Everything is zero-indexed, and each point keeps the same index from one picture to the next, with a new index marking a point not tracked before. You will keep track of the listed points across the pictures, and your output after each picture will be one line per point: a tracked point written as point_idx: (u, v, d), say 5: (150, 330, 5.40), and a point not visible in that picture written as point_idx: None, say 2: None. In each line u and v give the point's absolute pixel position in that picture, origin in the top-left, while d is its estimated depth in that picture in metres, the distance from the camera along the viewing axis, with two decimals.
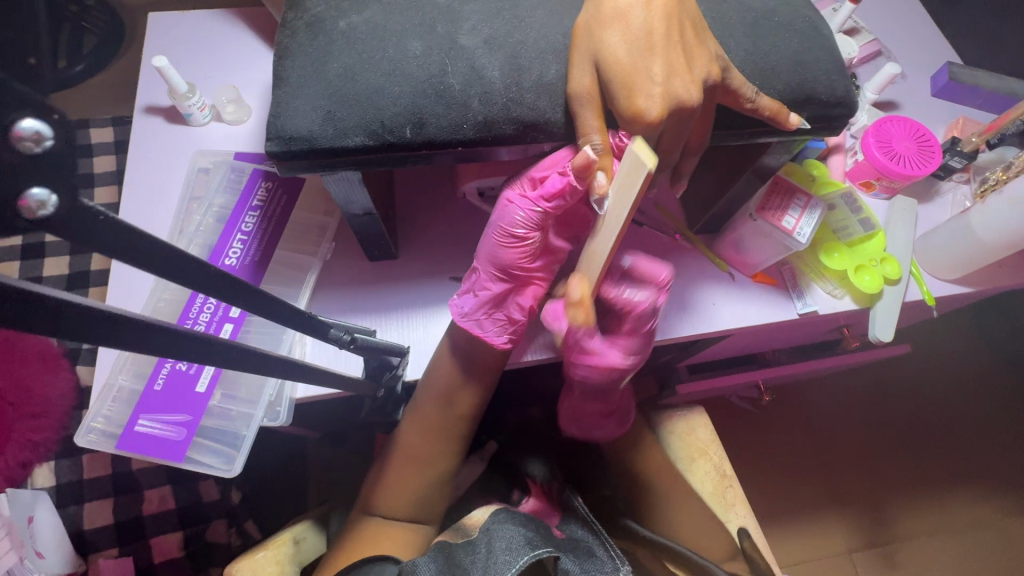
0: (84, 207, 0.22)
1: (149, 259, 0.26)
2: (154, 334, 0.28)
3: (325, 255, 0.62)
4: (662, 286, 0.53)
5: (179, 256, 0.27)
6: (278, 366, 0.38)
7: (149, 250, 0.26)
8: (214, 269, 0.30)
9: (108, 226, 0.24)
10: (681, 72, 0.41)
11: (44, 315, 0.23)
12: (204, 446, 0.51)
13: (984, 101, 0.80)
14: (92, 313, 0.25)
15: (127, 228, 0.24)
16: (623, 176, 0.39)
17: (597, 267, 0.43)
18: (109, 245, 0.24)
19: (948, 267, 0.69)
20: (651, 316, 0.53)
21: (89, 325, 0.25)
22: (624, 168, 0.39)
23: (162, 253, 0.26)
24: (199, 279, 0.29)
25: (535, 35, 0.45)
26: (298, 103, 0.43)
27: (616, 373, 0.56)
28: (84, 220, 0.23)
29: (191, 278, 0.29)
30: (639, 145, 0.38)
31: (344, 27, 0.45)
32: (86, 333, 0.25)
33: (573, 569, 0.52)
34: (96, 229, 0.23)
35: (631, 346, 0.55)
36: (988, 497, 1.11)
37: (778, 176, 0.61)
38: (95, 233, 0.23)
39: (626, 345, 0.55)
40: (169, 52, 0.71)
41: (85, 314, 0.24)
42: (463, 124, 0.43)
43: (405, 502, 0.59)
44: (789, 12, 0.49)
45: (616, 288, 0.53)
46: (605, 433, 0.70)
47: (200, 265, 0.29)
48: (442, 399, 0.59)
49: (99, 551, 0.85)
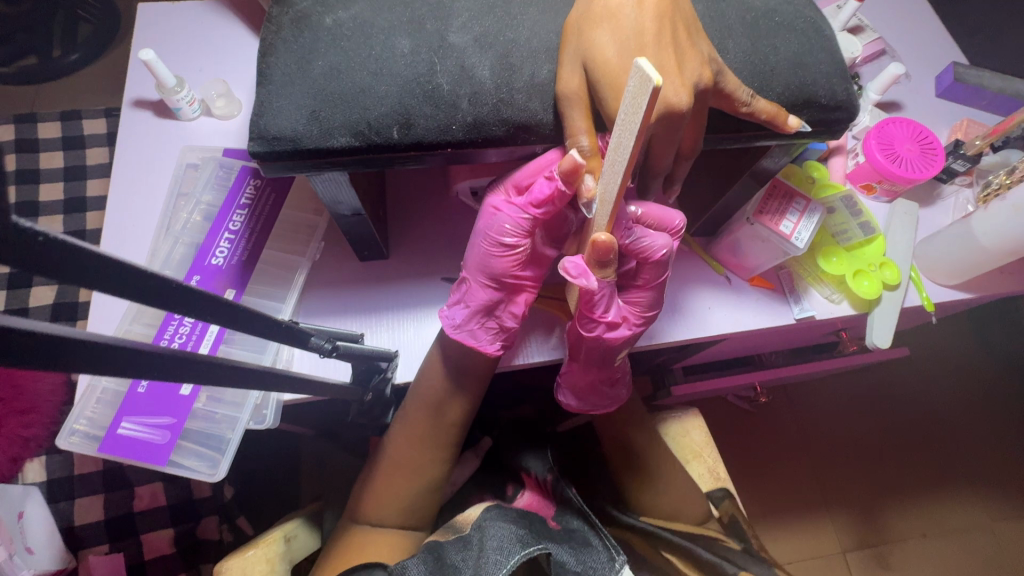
0: (22, 228, 0.21)
1: (106, 280, 0.25)
2: (131, 356, 0.26)
3: (314, 254, 0.61)
4: (676, 231, 0.52)
5: (144, 274, 0.26)
6: (264, 380, 0.36)
7: (106, 271, 0.25)
8: (184, 286, 0.29)
9: (54, 248, 0.22)
10: (673, 74, 0.40)
11: (10, 345, 0.22)
12: (188, 449, 0.51)
13: (988, 102, 0.79)
14: (55, 339, 0.23)
15: (83, 250, 0.23)
16: (629, 97, 0.32)
17: (607, 213, 0.41)
18: (59, 267, 0.23)
19: (947, 272, 0.68)
20: (665, 266, 0.51)
21: (59, 350, 0.23)
22: (629, 92, 0.32)
23: (122, 273, 0.25)
24: (169, 297, 0.28)
25: (527, 33, 0.44)
26: (282, 102, 0.41)
27: (629, 324, 0.54)
28: (28, 243, 0.21)
29: (156, 295, 0.27)
30: (644, 61, 0.30)
31: (330, 23, 0.44)
32: (54, 360, 0.23)
33: (568, 560, 0.52)
34: (39, 251, 0.22)
35: (645, 301, 0.54)
36: (983, 499, 1.11)
37: (776, 179, 0.60)
38: (41, 254, 0.22)
39: (639, 301, 0.53)
40: (157, 43, 0.70)
41: (53, 342, 0.23)
42: (452, 125, 0.42)
43: (393, 508, 0.58)
44: (790, 11, 0.48)
45: (629, 237, 0.49)
46: (612, 399, 0.61)
47: (167, 282, 0.28)
48: (432, 406, 0.58)
49: (89, 547, 0.84)
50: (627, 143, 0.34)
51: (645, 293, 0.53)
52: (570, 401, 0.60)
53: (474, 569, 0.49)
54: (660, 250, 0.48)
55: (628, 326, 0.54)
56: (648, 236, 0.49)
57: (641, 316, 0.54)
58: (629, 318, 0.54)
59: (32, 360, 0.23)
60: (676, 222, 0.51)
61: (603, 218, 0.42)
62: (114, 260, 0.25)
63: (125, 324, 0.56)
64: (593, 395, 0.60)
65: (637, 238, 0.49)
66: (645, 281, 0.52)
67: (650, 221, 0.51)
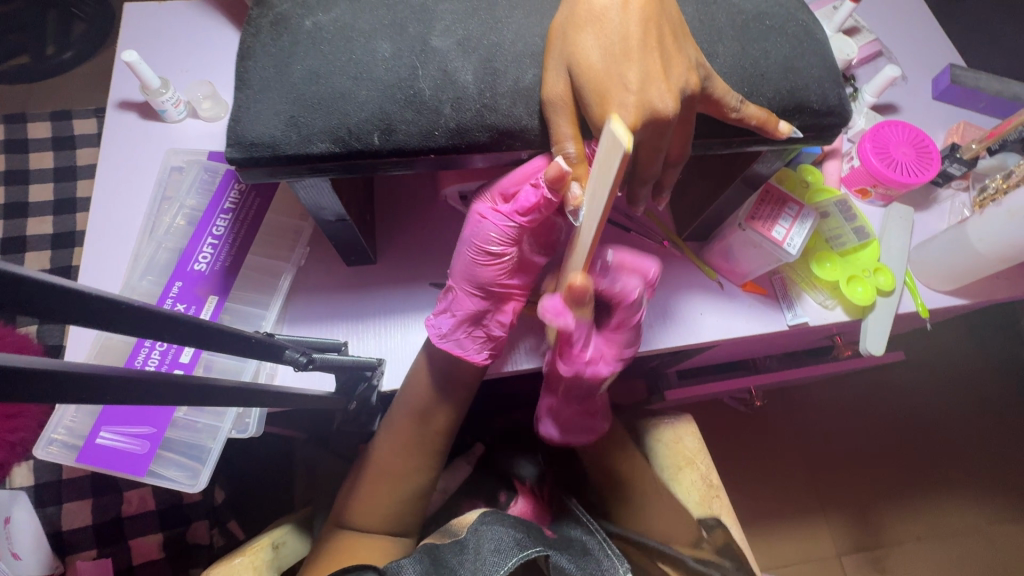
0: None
1: (49, 307, 0.24)
2: (92, 383, 0.25)
3: (299, 260, 0.60)
4: (649, 278, 0.52)
5: (90, 297, 0.25)
6: (240, 396, 0.35)
7: (46, 294, 0.23)
8: (136, 306, 0.27)
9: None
10: (658, 80, 0.39)
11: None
12: (168, 459, 0.50)
13: (986, 105, 0.78)
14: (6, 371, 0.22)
15: (20, 276, 0.22)
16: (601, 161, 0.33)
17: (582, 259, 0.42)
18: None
19: (942, 278, 0.67)
20: (638, 307, 0.52)
21: (16, 382, 0.22)
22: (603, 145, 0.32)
23: (65, 297, 0.24)
24: (120, 320, 0.27)
25: (511, 37, 0.43)
26: (260, 107, 0.41)
27: (606, 363, 0.54)
28: None
29: (110, 318, 0.27)
30: (616, 125, 0.31)
31: (310, 26, 0.43)
32: (24, 394, 0.23)
33: (569, 565, 0.50)
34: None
35: (622, 341, 0.54)
36: (979, 503, 1.10)
37: (769, 184, 0.59)
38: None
39: (615, 342, 0.54)
40: (143, 44, 0.69)
41: (10, 375, 0.22)
42: (435, 131, 0.41)
43: (378, 517, 0.57)
44: (781, 14, 0.47)
45: (603, 279, 0.51)
46: (588, 434, 0.64)
47: (116, 304, 0.27)
48: (418, 414, 0.57)
49: (77, 552, 0.83)
50: (603, 195, 0.34)
51: (619, 334, 0.54)
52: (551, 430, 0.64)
53: (470, 571, 0.49)
54: (632, 293, 0.50)
55: (606, 364, 0.54)
56: (620, 280, 0.51)
57: (618, 354, 0.54)
58: (606, 355, 0.54)
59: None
60: (649, 272, 0.52)
61: (579, 261, 0.43)
62: (59, 286, 0.24)
63: (106, 330, 0.55)
64: (574, 427, 0.64)
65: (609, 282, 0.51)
66: (619, 324, 0.53)
67: (626, 266, 0.52)
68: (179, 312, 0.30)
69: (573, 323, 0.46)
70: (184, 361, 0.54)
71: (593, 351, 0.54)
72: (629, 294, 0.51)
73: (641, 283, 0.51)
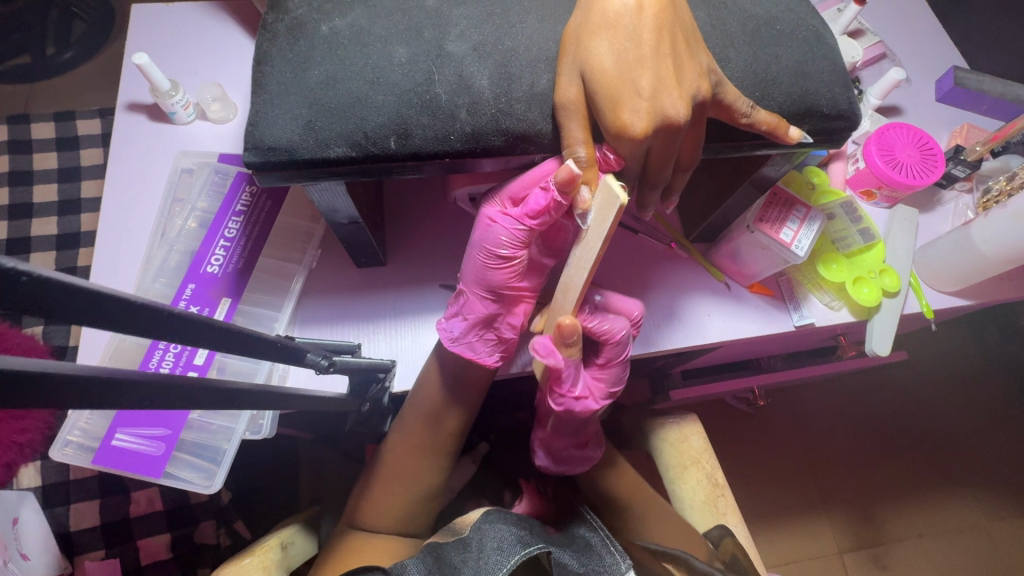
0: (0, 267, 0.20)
1: (92, 313, 0.24)
2: (111, 387, 0.25)
3: (310, 262, 0.60)
4: (635, 319, 0.55)
5: (131, 304, 0.25)
6: (254, 401, 0.35)
7: (87, 302, 0.24)
8: (172, 312, 0.28)
9: (32, 286, 0.21)
10: (670, 85, 0.39)
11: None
12: (183, 460, 0.51)
13: (989, 107, 0.78)
14: (31, 376, 0.22)
15: (65, 285, 0.22)
16: (596, 210, 0.40)
17: (573, 298, 0.45)
18: (32, 303, 0.22)
19: (947, 279, 0.67)
20: (625, 346, 0.54)
21: (37, 386, 0.22)
22: (596, 205, 0.40)
23: (106, 304, 0.24)
24: (156, 325, 0.27)
25: (526, 42, 0.43)
26: (277, 112, 0.41)
27: (591, 400, 0.54)
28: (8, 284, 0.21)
29: (147, 326, 0.27)
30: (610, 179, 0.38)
31: (326, 30, 0.43)
32: (51, 398, 0.23)
33: (570, 562, 0.50)
34: (16, 289, 0.21)
35: (608, 378, 0.55)
36: (980, 501, 1.11)
37: (777, 187, 0.59)
38: (15, 293, 0.21)
39: (602, 380, 0.55)
40: (151, 46, 0.69)
41: (35, 380, 0.22)
42: (451, 135, 0.41)
43: (390, 516, 0.57)
44: (792, 19, 0.47)
45: (591, 317, 0.53)
46: (580, 463, 0.64)
47: (155, 310, 0.27)
48: (430, 415, 0.58)
49: (85, 553, 0.84)
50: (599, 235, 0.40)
51: (607, 371, 0.55)
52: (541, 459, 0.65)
53: (474, 569, 0.49)
54: (617, 333, 0.51)
55: (595, 400, 0.54)
56: (607, 319, 0.53)
57: (606, 390, 0.54)
58: (596, 391, 0.54)
59: (9, 401, 0.22)
60: (634, 312, 0.55)
61: (569, 303, 0.46)
62: (101, 293, 0.24)
63: (120, 333, 0.55)
64: (566, 459, 0.64)
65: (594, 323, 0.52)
66: (605, 361, 0.54)
67: (614, 306, 0.55)
68: (212, 318, 0.30)
69: (562, 360, 0.48)
70: (199, 363, 0.55)
71: (582, 387, 0.54)
72: (616, 333, 0.53)
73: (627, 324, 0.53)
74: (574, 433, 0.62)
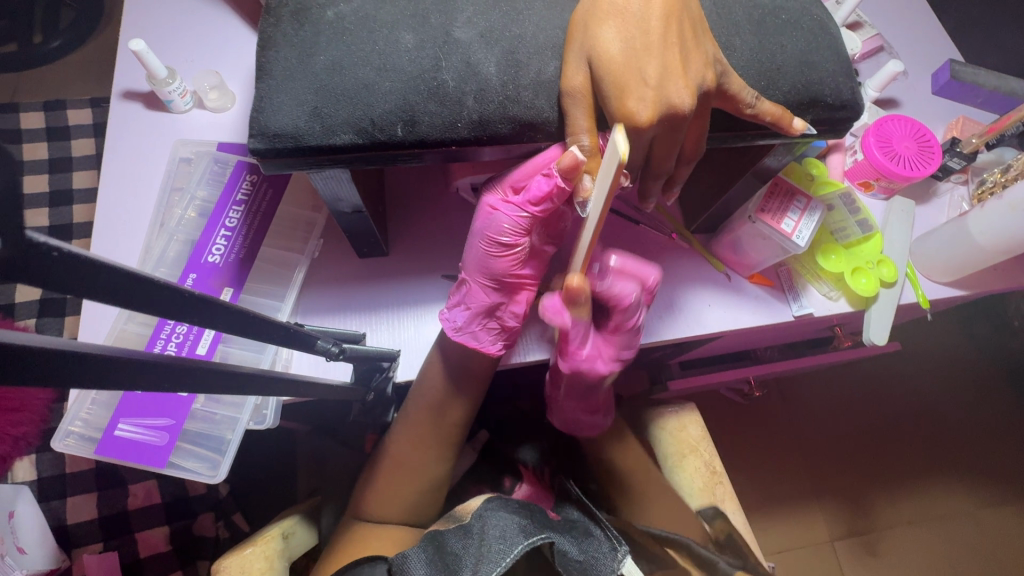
0: (34, 243, 0.20)
1: (115, 292, 0.24)
2: (125, 366, 0.26)
3: (312, 252, 0.60)
4: (647, 285, 0.53)
5: (155, 285, 0.26)
6: (258, 387, 0.36)
7: (109, 282, 0.24)
8: (192, 295, 0.28)
9: (61, 263, 0.21)
10: (677, 74, 0.40)
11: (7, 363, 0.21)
12: (187, 451, 0.50)
13: (984, 100, 0.79)
14: (52, 353, 0.22)
15: (95, 264, 0.23)
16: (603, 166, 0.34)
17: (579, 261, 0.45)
18: (57, 281, 0.22)
19: (942, 269, 0.68)
20: (636, 311, 0.53)
21: (52, 364, 0.22)
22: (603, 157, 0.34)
23: (128, 284, 0.24)
24: (176, 307, 0.27)
25: (533, 28, 0.43)
26: (282, 97, 0.40)
27: (602, 368, 0.55)
28: (33, 260, 0.21)
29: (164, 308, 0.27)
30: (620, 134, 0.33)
31: (331, 16, 0.43)
32: (67, 375, 0.23)
33: (570, 550, 0.51)
34: (48, 265, 0.21)
35: (619, 344, 0.55)
36: (968, 489, 1.13)
37: (777, 177, 0.60)
38: (40, 270, 0.21)
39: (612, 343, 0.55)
40: (147, 33, 0.68)
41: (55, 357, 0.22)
42: (457, 122, 0.41)
43: (395, 504, 0.58)
44: (797, 9, 0.47)
45: (602, 282, 0.52)
46: (590, 429, 0.67)
47: (174, 292, 0.27)
48: (433, 406, 0.58)
49: (83, 546, 0.83)
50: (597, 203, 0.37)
51: (617, 336, 0.54)
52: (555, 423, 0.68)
53: (475, 559, 0.49)
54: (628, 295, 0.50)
55: (604, 363, 0.55)
56: (618, 283, 0.52)
57: (616, 355, 0.55)
58: (605, 356, 0.55)
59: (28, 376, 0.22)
60: (648, 279, 0.53)
61: (576, 264, 0.46)
62: (123, 273, 0.24)
63: (119, 324, 0.55)
64: (575, 423, 0.67)
65: (604, 285, 0.52)
66: (616, 327, 0.54)
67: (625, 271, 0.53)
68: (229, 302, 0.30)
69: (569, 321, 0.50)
70: (201, 353, 0.54)
71: (590, 349, 0.55)
72: (625, 298, 0.52)
73: (636, 288, 0.52)
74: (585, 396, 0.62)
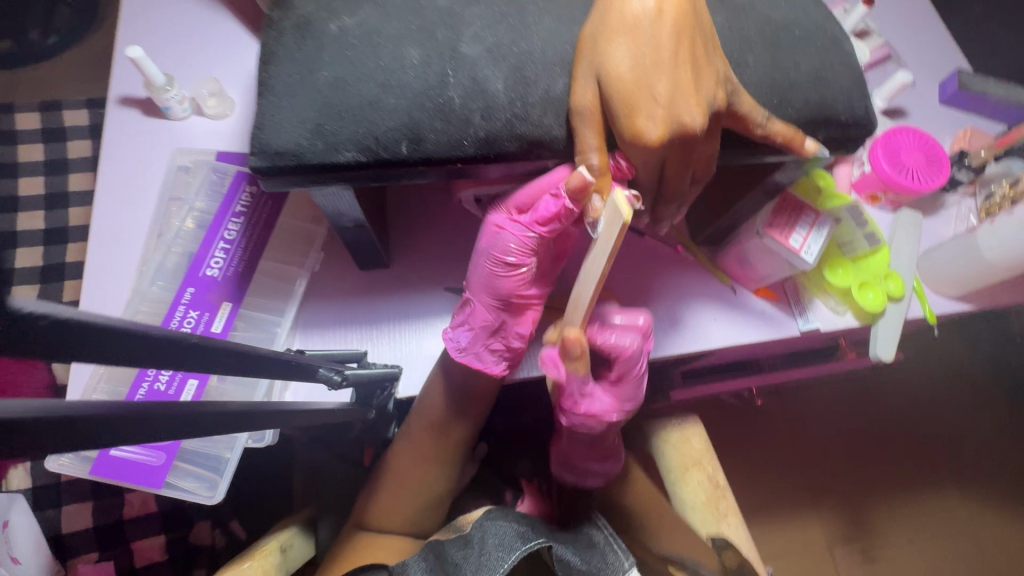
0: (21, 313, 0.19)
1: (105, 350, 0.23)
2: (130, 422, 0.24)
3: (313, 265, 0.59)
4: (645, 332, 0.52)
5: (149, 338, 0.24)
6: (261, 419, 0.34)
7: (111, 339, 0.23)
8: (189, 342, 0.27)
9: (48, 332, 0.20)
10: (687, 93, 0.38)
11: None
12: (184, 470, 0.49)
13: (992, 110, 0.78)
14: (35, 421, 0.20)
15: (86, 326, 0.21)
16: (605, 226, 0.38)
17: (581, 313, 0.44)
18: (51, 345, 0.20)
19: (949, 284, 0.68)
20: (638, 360, 0.51)
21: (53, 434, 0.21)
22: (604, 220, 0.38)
23: (129, 338, 0.23)
24: (180, 354, 0.26)
25: (542, 44, 0.42)
26: (284, 114, 0.39)
27: (606, 421, 0.51)
28: (30, 328, 0.19)
29: (171, 357, 0.26)
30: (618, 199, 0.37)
31: (335, 29, 0.42)
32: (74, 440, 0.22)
33: (572, 559, 0.51)
34: (36, 334, 0.20)
35: (625, 394, 0.52)
36: (968, 496, 1.13)
37: (787, 192, 0.59)
38: (38, 337, 0.20)
39: (618, 395, 0.51)
40: (145, 37, 0.66)
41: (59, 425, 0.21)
42: (464, 140, 0.40)
43: (395, 523, 0.57)
44: (810, 24, 0.46)
45: (601, 333, 0.51)
46: (600, 475, 0.63)
47: (177, 339, 0.26)
48: (435, 423, 0.57)
49: (78, 555, 0.82)
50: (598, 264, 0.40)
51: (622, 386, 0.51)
52: (554, 467, 0.64)
53: (475, 569, 0.49)
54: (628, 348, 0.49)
55: (608, 415, 0.51)
56: (619, 333, 0.50)
57: (620, 408, 0.51)
58: (611, 409, 0.51)
59: (21, 449, 0.20)
60: (641, 323, 0.52)
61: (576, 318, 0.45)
62: (120, 327, 0.23)
63: None
64: (582, 468, 0.63)
65: (608, 336, 0.50)
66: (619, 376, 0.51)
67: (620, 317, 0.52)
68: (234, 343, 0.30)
69: (565, 373, 0.49)
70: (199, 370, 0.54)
71: (594, 404, 0.51)
72: (625, 348, 0.50)
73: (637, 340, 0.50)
74: (593, 446, 0.60)
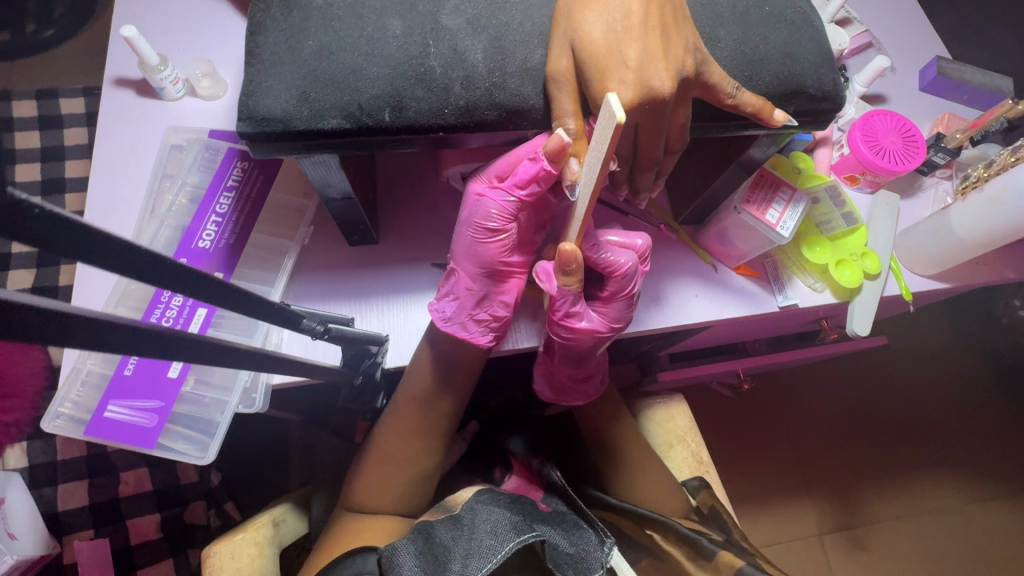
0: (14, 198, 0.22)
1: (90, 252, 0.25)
2: (116, 333, 0.26)
3: (303, 239, 0.61)
4: (640, 251, 0.57)
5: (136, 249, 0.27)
6: (254, 360, 0.36)
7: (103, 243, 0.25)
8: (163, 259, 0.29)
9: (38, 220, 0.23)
10: (657, 59, 0.40)
11: None
12: (176, 433, 0.51)
13: (970, 96, 0.80)
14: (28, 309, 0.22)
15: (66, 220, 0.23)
16: (601, 124, 0.34)
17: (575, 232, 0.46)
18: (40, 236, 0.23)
19: (926, 263, 0.69)
20: (631, 279, 0.55)
21: (37, 323, 0.23)
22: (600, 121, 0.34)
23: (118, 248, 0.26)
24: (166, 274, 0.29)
25: (520, 17, 0.44)
26: (272, 82, 0.41)
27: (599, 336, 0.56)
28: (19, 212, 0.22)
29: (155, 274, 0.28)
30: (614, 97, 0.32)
31: (320, 2, 0.43)
32: (59, 336, 0.24)
33: (561, 543, 0.52)
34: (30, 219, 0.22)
35: (613, 313, 0.56)
36: (953, 482, 1.15)
37: (763, 169, 0.61)
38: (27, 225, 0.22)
39: (608, 311, 0.56)
40: (139, 20, 0.68)
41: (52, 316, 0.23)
42: (444, 108, 0.42)
43: (383, 496, 0.59)
44: (781, 2, 0.48)
45: (597, 252, 0.55)
46: (583, 396, 0.63)
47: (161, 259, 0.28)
48: (421, 396, 0.59)
49: (74, 533, 0.83)
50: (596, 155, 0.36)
51: (612, 303, 0.56)
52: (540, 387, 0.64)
53: (465, 551, 0.50)
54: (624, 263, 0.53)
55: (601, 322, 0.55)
56: (612, 253, 0.55)
57: (612, 324, 0.56)
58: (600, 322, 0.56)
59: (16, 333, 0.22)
60: (636, 244, 0.57)
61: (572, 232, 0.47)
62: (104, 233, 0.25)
63: (110, 309, 0.56)
64: (566, 389, 0.63)
65: (605, 255, 0.55)
66: (614, 292, 0.55)
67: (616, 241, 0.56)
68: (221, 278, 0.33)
69: (557, 286, 0.52)
70: None
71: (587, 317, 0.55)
72: (622, 266, 0.54)
73: (632, 257, 0.55)
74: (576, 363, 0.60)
